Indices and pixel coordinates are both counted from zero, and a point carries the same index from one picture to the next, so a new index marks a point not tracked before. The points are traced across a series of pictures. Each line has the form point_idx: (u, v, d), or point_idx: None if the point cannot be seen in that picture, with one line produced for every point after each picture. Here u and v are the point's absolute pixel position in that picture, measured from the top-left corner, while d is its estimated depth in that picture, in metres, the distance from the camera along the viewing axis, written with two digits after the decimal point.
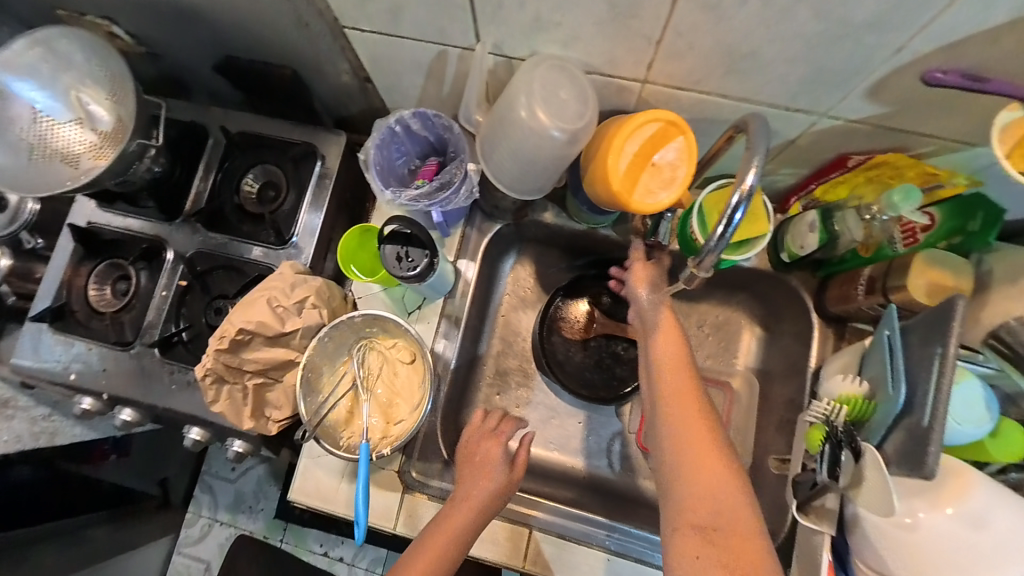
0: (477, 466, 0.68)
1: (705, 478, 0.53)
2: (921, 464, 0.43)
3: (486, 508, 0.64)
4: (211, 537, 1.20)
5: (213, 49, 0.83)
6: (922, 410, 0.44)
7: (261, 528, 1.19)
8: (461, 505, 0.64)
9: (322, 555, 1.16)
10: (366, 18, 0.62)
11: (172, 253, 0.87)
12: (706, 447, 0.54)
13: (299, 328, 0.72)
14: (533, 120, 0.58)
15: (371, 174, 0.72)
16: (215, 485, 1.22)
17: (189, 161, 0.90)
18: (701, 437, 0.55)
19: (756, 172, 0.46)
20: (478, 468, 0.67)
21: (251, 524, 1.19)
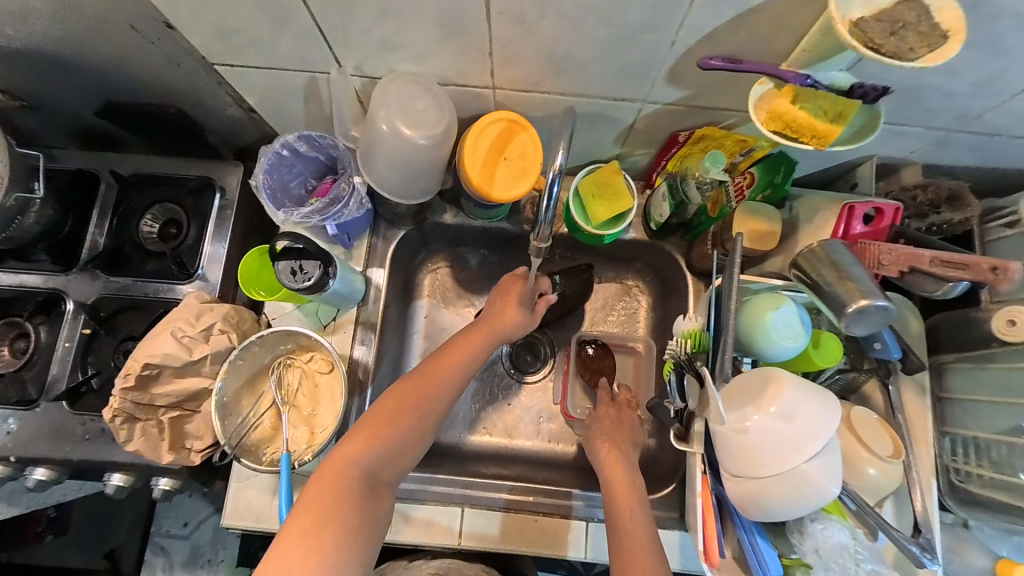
0: (465, 329, 0.77)
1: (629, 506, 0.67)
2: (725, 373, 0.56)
3: (467, 359, 0.73)
4: None
5: (90, 95, 0.82)
6: (726, 330, 0.55)
7: None
8: (445, 356, 0.73)
9: None
10: (232, 53, 0.66)
11: (73, 303, 0.86)
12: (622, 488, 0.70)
13: (208, 354, 0.74)
14: (397, 132, 0.64)
15: (263, 198, 0.75)
16: (168, 544, 1.09)
17: (81, 208, 0.89)
18: (619, 475, 0.72)
19: (563, 154, 0.54)
20: (472, 328, 0.77)
21: None
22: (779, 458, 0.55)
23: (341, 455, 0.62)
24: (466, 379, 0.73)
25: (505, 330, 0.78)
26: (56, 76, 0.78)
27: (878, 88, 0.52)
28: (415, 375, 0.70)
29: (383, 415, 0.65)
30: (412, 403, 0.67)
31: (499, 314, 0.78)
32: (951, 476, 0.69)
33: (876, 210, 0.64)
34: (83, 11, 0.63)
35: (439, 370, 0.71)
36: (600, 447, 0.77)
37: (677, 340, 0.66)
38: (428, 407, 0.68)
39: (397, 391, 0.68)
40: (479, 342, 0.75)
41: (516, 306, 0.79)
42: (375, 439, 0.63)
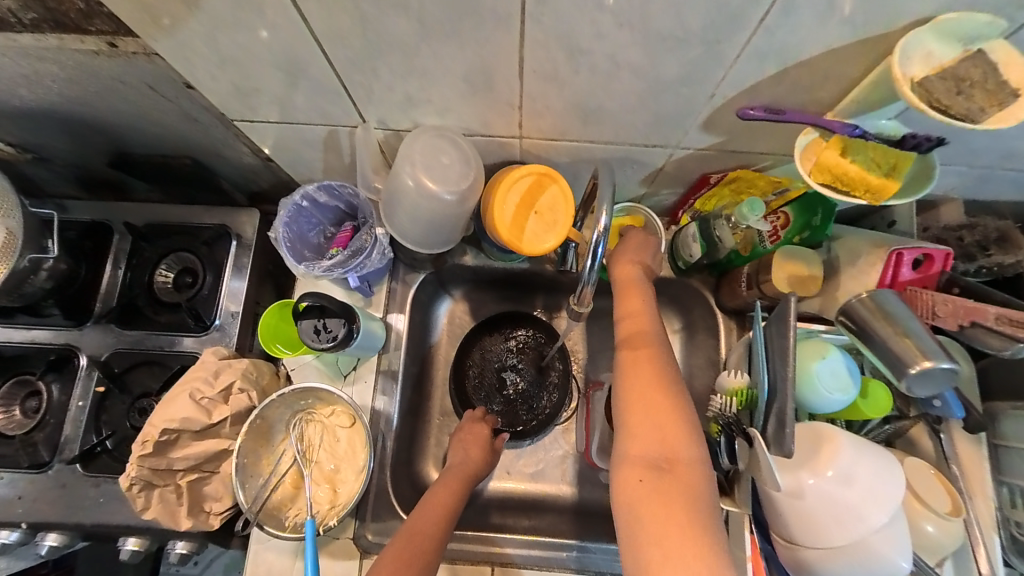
0: (439, 479, 0.76)
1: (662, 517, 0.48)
2: (781, 442, 0.52)
3: (455, 499, 0.73)
4: None
5: (104, 148, 0.81)
6: (780, 394, 0.53)
7: None
8: (427, 505, 0.70)
9: None
10: (250, 109, 0.64)
11: (86, 358, 0.83)
12: (652, 399, 0.55)
13: (228, 415, 0.72)
14: (422, 187, 0.62)
15: (282, 252, 0.73)
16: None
17: (94, 260, 0.87)
18: (650, 393, 0.55)
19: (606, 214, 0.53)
20: (444, 479, 0.76)
21: None
22: (840, 527, 0.52)
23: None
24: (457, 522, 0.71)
25: (477, 474, 0.78)
26: (70, 132, 0.76)
27: (931, 138, 0.49)
28: (409, 525, 0.67)
29: (400, 559, 0.62)
30: (427, 541, 0.65)
31: (466, 455, 0.79)
32: (1011, 528, 0.64)
33: (924, 255, 0.61)
34: (98, 74, 0.62)
35: (439, 510, 0.70)
36: (637, 435, 0.53)
37: (722, 397, 0.63)
38: (432, 550, 0.65)
39: (390, 547, 0.63)
40: (455, 488, 0.74)
41: (479, 444, 0.81)
42: None
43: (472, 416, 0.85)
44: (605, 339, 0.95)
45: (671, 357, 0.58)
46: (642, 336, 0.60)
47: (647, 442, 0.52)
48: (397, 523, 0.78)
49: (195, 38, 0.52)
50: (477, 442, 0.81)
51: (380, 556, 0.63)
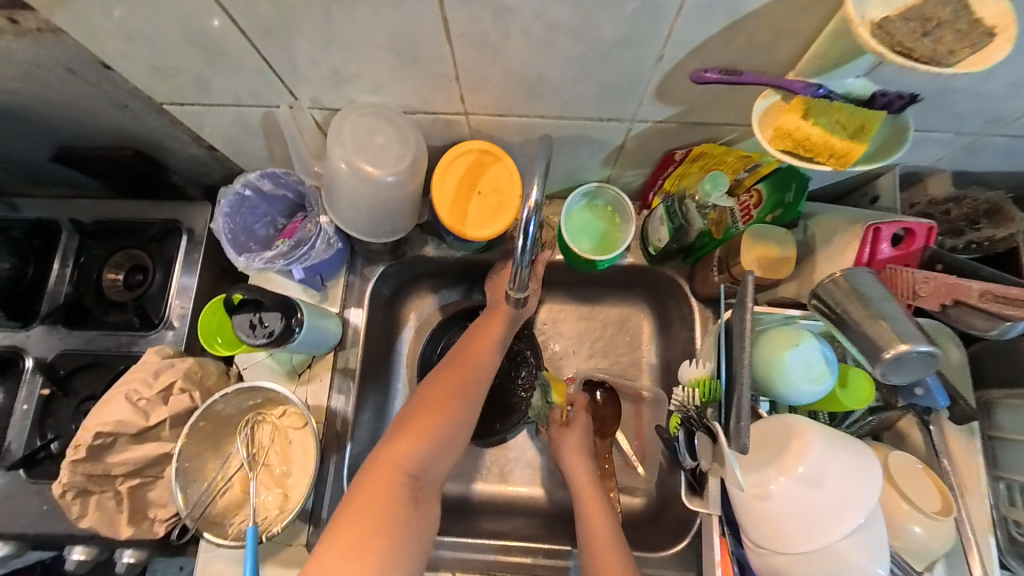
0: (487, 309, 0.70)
1: (609, 545, 0.63)
2: (739, 438, 0.47)
3: (496, 344, 0.68)
4: None
5: (45, 141, 0.78)
6: (739, 383, 0.47)
7: None
8: (474, 337, 0.68)
9: None
10: (177, 92, 0.60)
11: (31, 361, 0.80)
12: (590, 490, 0.71)
13: (167, 417, 0.67)
14: (357, 170, 0.58)
15: (223, 245, 0.69)
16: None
17: (40, 259, 0.84)
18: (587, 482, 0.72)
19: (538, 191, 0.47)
20: (482, 325, 0.69)
21: None
22: (809, 531, 0.47)
23: (390, 454, 0.57)
24: (497, 364, 0.67)
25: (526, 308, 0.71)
26: (3, 124, 0.73)
27: (904, 96, 0.45)
28: (453, 358, 0.66)
29: (428, 415, 0.60)
30: (453, 393, 0.62)
31: (498, 299, 0.72)
32: (1009, 528, 0.59)
33: (905, 230, 0.56)
34: (12, 57, 0.58)
35: (476, 355, 0.66)
36: (590, 513, 0.68)
37: (684, 389, 0.58)
38: (472, 398, 0.63)
39: (434, 389, 0.62)
40: (501, 325, 0.69)
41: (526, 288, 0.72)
42: (428, 433, 0.58)
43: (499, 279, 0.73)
44: (577, 331, 0.90)
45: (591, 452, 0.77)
46: (583, 468, 0.74)
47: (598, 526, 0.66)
48: None
49: (95, 10, 0.48)
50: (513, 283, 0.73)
51: (401, 409, 0.62)
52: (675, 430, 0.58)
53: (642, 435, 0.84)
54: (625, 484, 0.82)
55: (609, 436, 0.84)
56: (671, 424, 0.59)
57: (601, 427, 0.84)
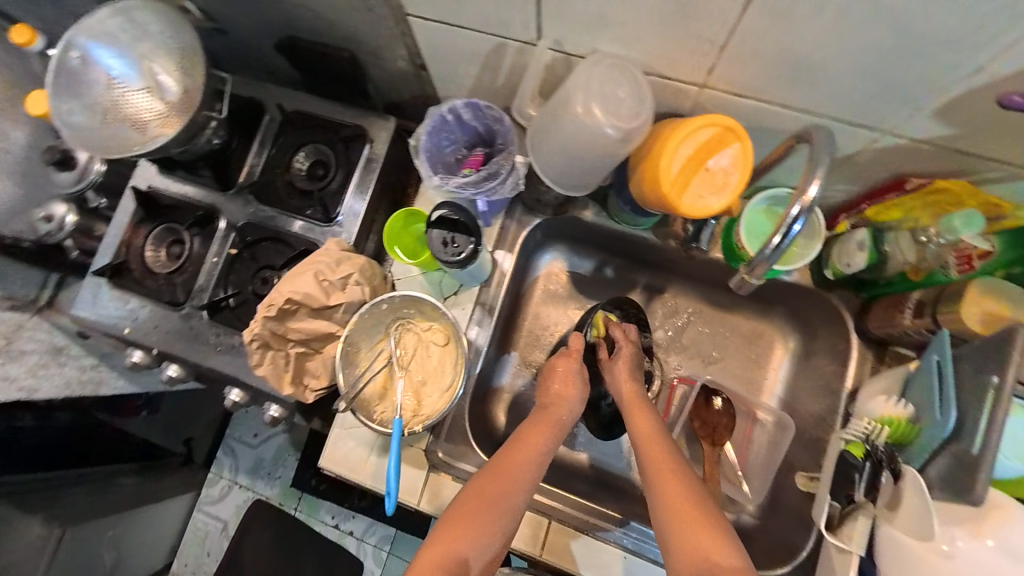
0: (534, 418, 0.71)
1: (676, 484, 0.61)
2: (970, 492, 0.46)
3: (543, 452, 0.66)
4: (229, 501, 1.51)
5: (278, 29, 0.86)
6: (970, 439, 0.48)
7: (277, 495, 1.50)
8: (519, 445, 0.66)
9: (334, 525, 1.47)
10: (431, 6, 0.64)
11: (225, 222, 0.92)
12: (656, 449, 0.66)
13: (343, 302, 0.74)
14: (589, 117, 0.58)
15: (421, 161, 0.74)
16: (236, 447, 1.52)
17: (245, 135, 0.95)
18: (653, 445, 0.66)
19: (819, 184, 0.47)
20: (529, 428, 0.68)
21: (265, 491, 1.51)
22: None
23: (437, 548, 0.56)
24: (541, 469, 0.65)
25: (569, 415, 0.72)
26: (256, 6, 0.81)
27: None
28: (502, 459, 0.64)
29: (467, 510, 0.59)
30: (497, 496, 0.60)
31: (555, 404, 0.73)
32: None
33: None
34: None
35: (518, 456, 0.64)
36: (636, 420, 0.71)
37: (866, 422, 0.57)
38: (514, 498, 0.61)
39: (481, 483, 0.61)
40: (550, 432, 0.69)
41: (574, 384, 0.75)
42: (466, 531, 0.57)
43: (569, 355, 0.78)
44: (708, 333, 0.88)
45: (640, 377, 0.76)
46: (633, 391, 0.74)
47: (671, 486, 0.61)
48: (466, 450, 0.80)
49: None
50: (565, 380, 0.75)
51: (465, 486, 0.63)
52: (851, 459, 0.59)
53: (748, 457, 0.83)
54: (724, 498, 0.82)
55: (719, 445, 0.81)
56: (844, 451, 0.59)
57: (711, 434, 0.81)
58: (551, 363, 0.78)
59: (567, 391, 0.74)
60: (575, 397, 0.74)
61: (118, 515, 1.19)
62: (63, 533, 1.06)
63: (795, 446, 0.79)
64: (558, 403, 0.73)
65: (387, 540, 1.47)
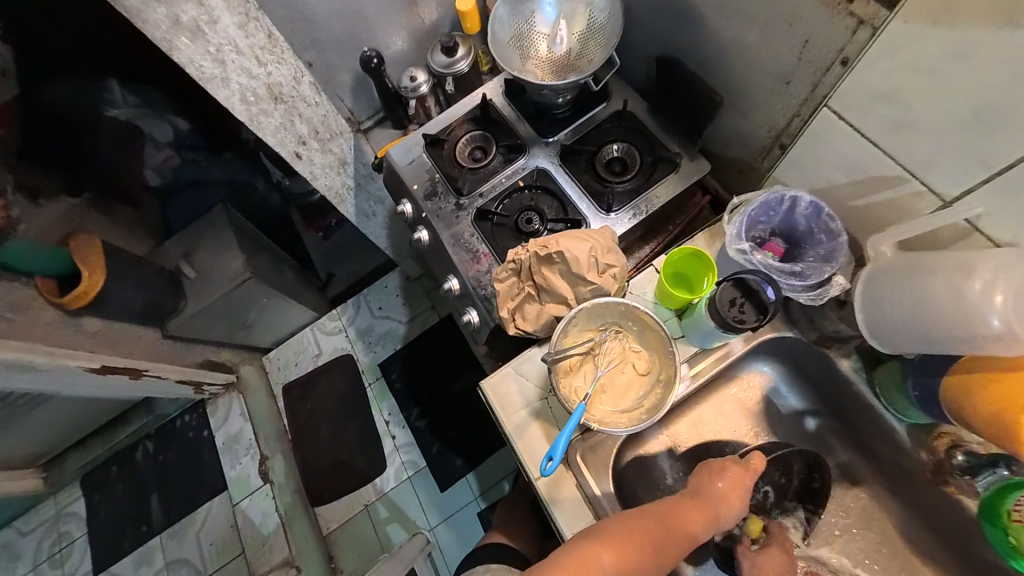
0: (693, 494, 0.67)
1: None
2: None
3: (697, 535, 0.63)
4: (336, 339, 1.89)
5: (676, 49, 0.96)
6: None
7: (366, 363, 1.85)
8: (678, 513, 0.64)
9: (386, 423, 1.75)
10: (861, 113, 0.65)
11: (527, 159, 1.07)
12: None
13: (595, 284, 0.80)
14: (982, 297, 0.55)
15: (737, 221, 0.77)
16: (362, 308, 1.92)
17: (582, 108, 1.09)
18: None
19: None
20: (691, 501, 0.66)
21: (363, 354, 1.86)
22: None
23: (588, 552, 0.57)
24: (687, 548, 0.63)
25: (726, 520, 0.67)
26: (679, 25, 0.92)
27: None
28: (663, 515, 0.63)
29: (625, 540, 0.58)
30: (651, 546, 0.59)
31: (717, 501, 0.67)
32: None
33: None
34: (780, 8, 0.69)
35: (676, 524, 0.63)
36: None
37: None
38: (662, 559, 0.59)
39: (640, 522, 0.61)
40: (707, 521, 0.65)
41: (741, 497, 0.68)
42: (619, 559, 0.57)
43: (745, 467, 0.71)
44: (879, 557, 0.78)
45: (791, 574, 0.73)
46: None
47: None
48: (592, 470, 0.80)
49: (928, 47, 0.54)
50: (735, 490, 0.68)
51: (621, 514, 0.62)
52: None
53: None
54: None
55: None
56: None
57: None
58: (722, 461, 0.71)
59: (732, 497, 0.68)
60: (736, 509, 0.67)
61: (279, 299, 1.68)
62: (247, 279, 1.52)
63: None
64: (722, 503, 0.67)
65: (412, 466, 1.69)
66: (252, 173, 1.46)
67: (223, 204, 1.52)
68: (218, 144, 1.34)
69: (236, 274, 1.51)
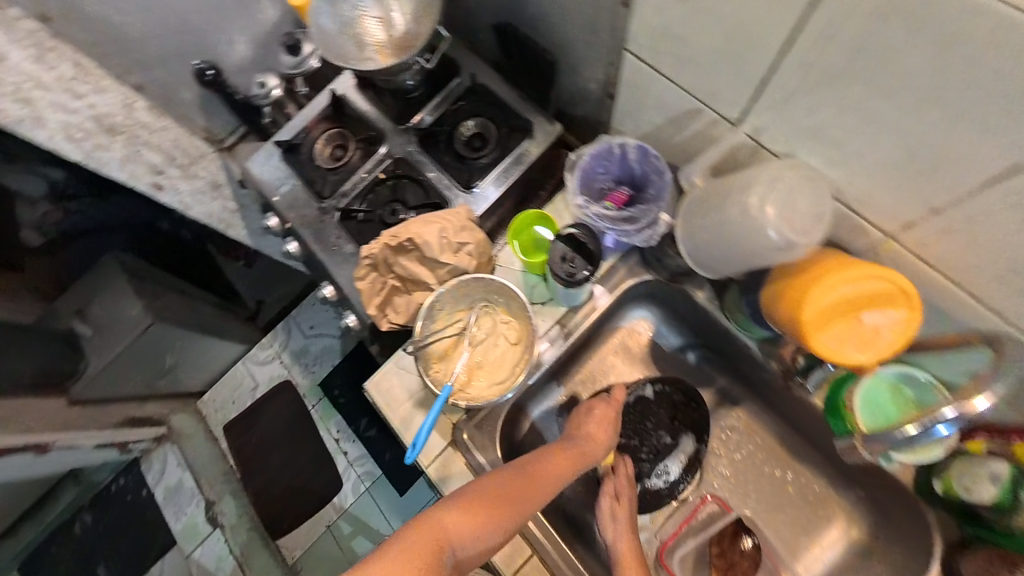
0: (559, 445, 0.71)
1: None
2: None
3: (560, 481, 0.66)
4: (270, 365, 1.73)
5: (505, 14, 0.94)
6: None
7: (307, 385, 1.71)
8: (541, 462, 0.67)
9: (335, 440, 1.64)
10: (652, 52, 0.66)
11: (386, 149, 1.03)
12: None
13: (450, 263, 0.80)
14: (757, 212, 0.57)
15: (572, 177, 0.77)
16: (292, 331, 1.75)
17: (434, 88, 1.06)
18: None
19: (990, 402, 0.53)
20: (558, 449, 0.70)
21: (301, 376, 1.72)
22: None
23: (442, 517, 0.55)
24: (549, 497, 0.65)
25: (591, 458, 0.72)
26: None
27: None
28: (526, 470, 0.65)
29: (484, 499, 0.59)
30: (513, 497, 0.61)
31: (584, 442, 0.73)
32: None
33: None
34: None
35: (541, 473, 0.65)
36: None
37: None
38: (520, 512, 0.61)
39: (501, 478, 0.62)
40: (573, 465, 0.69)
41: (607, 432, 0.76)
42: (476, 518, 0.57)
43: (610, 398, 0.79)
44: (767, 472, 0.81)
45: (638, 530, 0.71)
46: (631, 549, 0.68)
47: None
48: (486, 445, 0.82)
49: None
50: (601, 426, 0.76)
51: (484, 476, 0.63)
52: None
53: None
54: None
55: None
56: None
57: (726, 569, 0.74)
58: (592, 401, 0.79)
59: (599, 434, 0.75)
60: (600, 445, 0.74)
61: (200, 337, 1.50)
62: (151, 324, 1.32)
63: None
64: (589, 443, 0.73)
65: (369, 476, 1.61)
66: (150, 211, 1.34)
67: (118, 250, 1.35)
68: (107, 188, 1.21)
69: (137, 320, 1.32)
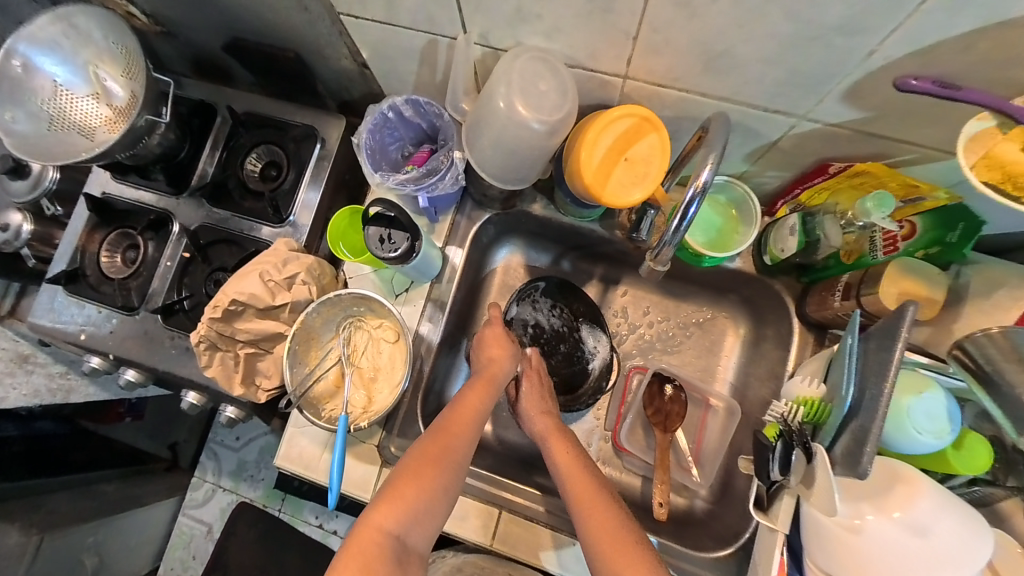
0: (469, 382, 0.71)
1: (591, 503, 0.61)
2: (856, 465, 0.48)
3: (478, 413, 0.67)
4: (212, 502, 1.28)
5: (224, 31, 0.86)
6: (866, 413, 0.50)
7: (261, 495, 1.26)
8: (455, 409, 0.67)
9: (318, 527, 1.23)
10: (362, 4, 0.64)
11: (179, 225, 0.92)
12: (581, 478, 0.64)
13: (289, 301, 0.75)
14: (513, 111, 0.60)
15: (362, 158, 0.74)
16: (220, 452, 1.30)
17: (197, 139, 0.94)
18: (581, 481, 0.63)
19: (710, 170, 0.49)
20: (467, 389, 0.70)
21: (251, 492, 1.27)
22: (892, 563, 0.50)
23: (373, 518, 0.56)
24: (476, 434, 0.66)
25: (502, 377, 0.73)
26: (198, 8, 0.82)
27: None
28: (441, 424, 0.65)
29: (409, 479, 0.59)
30: (437, 460, 0.61)
31: (490, 366, 0.73)
32: None
33: None
34: None
35: (458, 421, 0.65)
36: (555, 452, 0.68)
37: (786, 404, 0.62)
38: (451, 466, 0.62)
39: (420, 448, 0.62)
40: (486, 392, 0.70)
41: (506, 346, 0.76)
42: (408, 500, 0.58)
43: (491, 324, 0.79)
44: (663, 323, 0.89)
45: (552, 400, 0.76)
46: (549, 422, 0.72)
47: (587, 494, 0.62)
48: None
49: None
50: (496, 342, 0.76)
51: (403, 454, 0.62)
52: (769, 438, 0.62)
53: (703, 442, 0.84)
54: (676, 484, 0.84)
55: (671, 432, 0.81)
56: (765, 431, 0.64)
57: (665, 420, 0.82)
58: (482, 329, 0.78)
59: (500, 352, 0.75)
60: (507, 360, 0.74)
61: (109, 517, 1.04)
62: (42, 539, 0.90)
63: (741, 430, 0.81)
64: (494, 365, 0.73)
65: None
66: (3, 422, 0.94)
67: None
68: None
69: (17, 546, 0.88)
